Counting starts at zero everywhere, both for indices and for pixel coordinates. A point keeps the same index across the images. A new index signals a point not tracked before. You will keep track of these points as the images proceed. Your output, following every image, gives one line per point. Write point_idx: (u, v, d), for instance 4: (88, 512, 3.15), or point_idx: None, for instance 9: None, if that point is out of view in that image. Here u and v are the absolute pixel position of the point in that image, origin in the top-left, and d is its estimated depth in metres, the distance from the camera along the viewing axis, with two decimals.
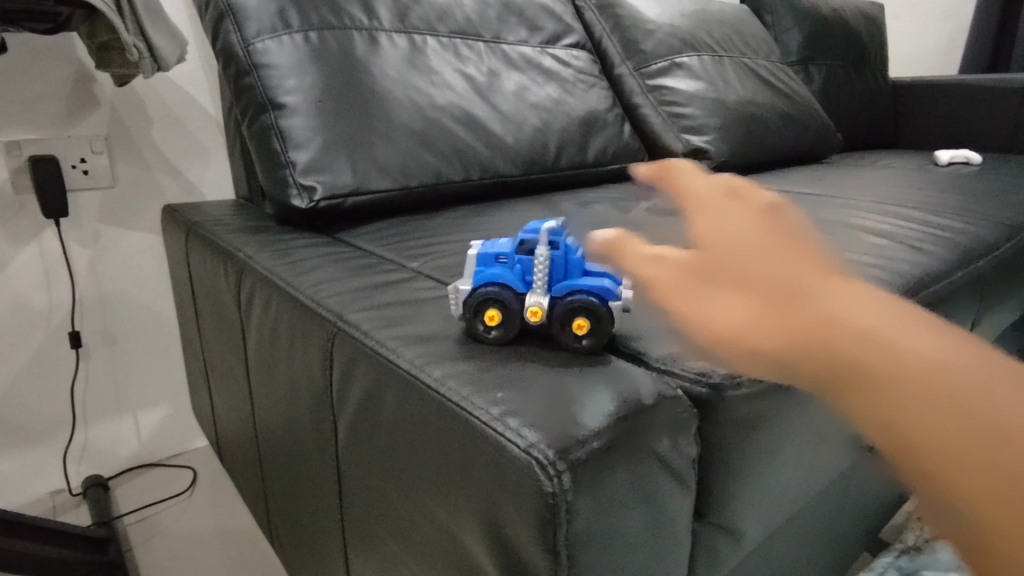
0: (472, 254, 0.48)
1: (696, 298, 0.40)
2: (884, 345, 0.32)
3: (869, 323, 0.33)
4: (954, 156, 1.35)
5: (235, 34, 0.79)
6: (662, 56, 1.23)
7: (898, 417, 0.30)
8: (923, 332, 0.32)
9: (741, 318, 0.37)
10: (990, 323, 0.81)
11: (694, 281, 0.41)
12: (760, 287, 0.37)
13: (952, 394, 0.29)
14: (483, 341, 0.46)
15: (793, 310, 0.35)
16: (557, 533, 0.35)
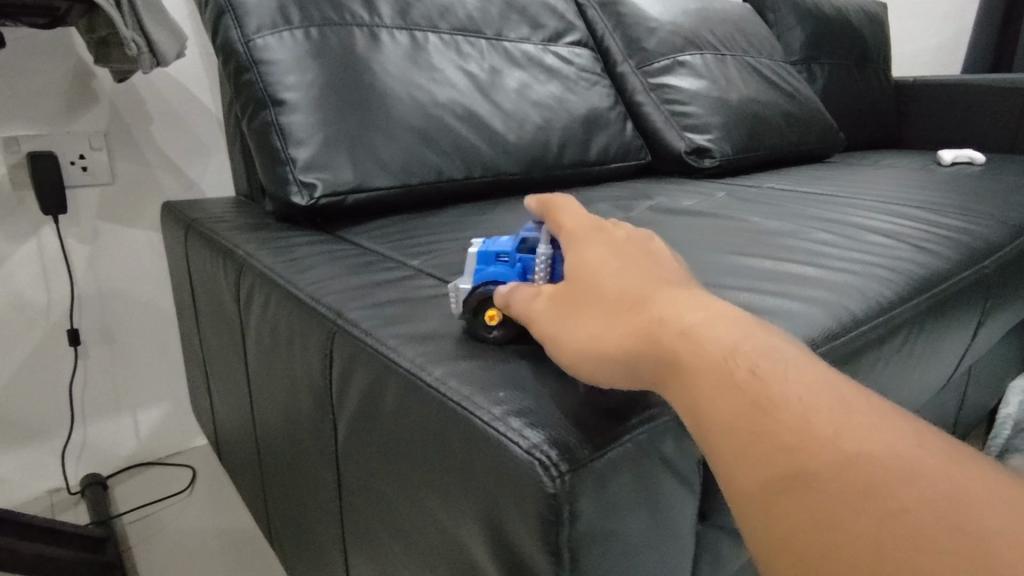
0: (472, 252, 0.48)
1: (554, 313, 0.39)
2: (714, 360, 0.31)
3: (702, 337, 0.32)
4: (958, 156, 1.34)
5: (235, 30, 0.78)
6: (664, 54, 1.22)
7: (719, 436, 0.29)
8: (764, 349, 0.31)
9: (587, 333, 0.36)
10: (995, 324, 0.80)
11: (549, 294, 0.39)
12: (608, 300, 0.36)
13: (769, 410, 0.28)
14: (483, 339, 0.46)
15: (628, 325, 0.34)
16: (560, 535, 0.35)
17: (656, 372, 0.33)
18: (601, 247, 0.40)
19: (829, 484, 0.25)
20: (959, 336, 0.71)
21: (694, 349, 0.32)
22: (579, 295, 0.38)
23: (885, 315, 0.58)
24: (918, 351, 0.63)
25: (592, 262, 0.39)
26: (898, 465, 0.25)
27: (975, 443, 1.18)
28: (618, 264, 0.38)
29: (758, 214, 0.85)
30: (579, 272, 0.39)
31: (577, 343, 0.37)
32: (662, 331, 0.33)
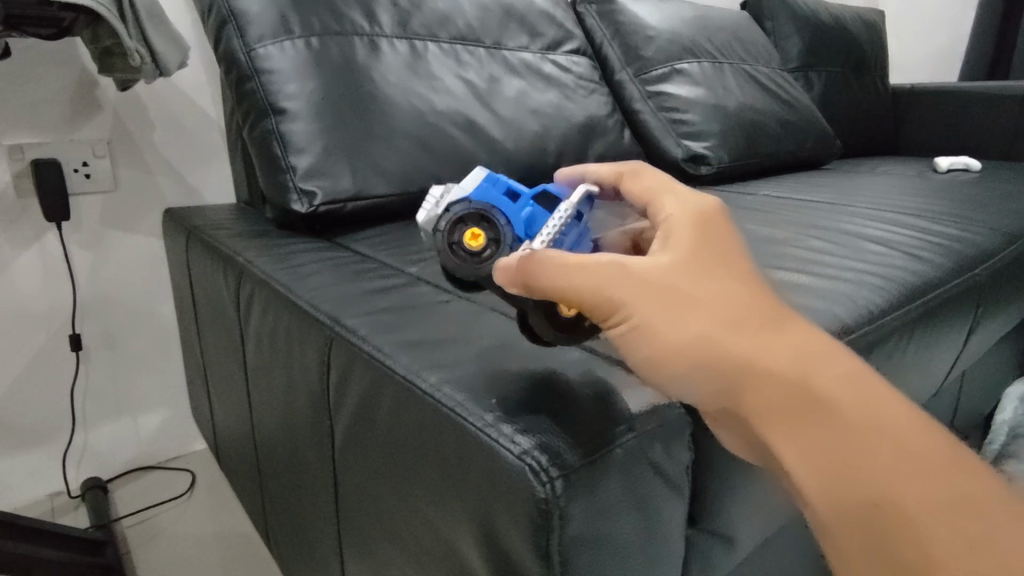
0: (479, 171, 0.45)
1: (655, 301, 0.37)
2: (839, 392, 0.34)
3: (822, 367, 0.35)
4: (954, 163, 1.35)
5: (237, 40, 0.79)
6: (662, 62, 1.24)
7: (817, 459, 0.33)
8: (874, 396, 0.34)
9: (701, 338, 0.36)
10: (988, 331, 0.81)
11: (651, 276, 0.37)
12: (738, 312, 0.37)
13: (866, 448, 0.32)
14: (451, 259, 0.44)
15: (765, 344, 0.36)
16: (550, 539, 0.36)
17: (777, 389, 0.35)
18: (719, 243, 0.39)
19: (907, 523, 0.31)
20: (951, 342, 0.72)
21: (825, 382, 0.35)
22: (699, 295, 0.37)
23: (875, 322, 0.59)
24: (909, 358, 0.64)
25: (715, 260, 0.38)
26: (981, 489, 0.31)
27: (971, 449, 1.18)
28: (736, 272, 0.38)
29: (753, 222, 0.86)
30: (699, 270, 0.37)
31: (685, 344, 0.37)
32: (797, 358, 0.35)
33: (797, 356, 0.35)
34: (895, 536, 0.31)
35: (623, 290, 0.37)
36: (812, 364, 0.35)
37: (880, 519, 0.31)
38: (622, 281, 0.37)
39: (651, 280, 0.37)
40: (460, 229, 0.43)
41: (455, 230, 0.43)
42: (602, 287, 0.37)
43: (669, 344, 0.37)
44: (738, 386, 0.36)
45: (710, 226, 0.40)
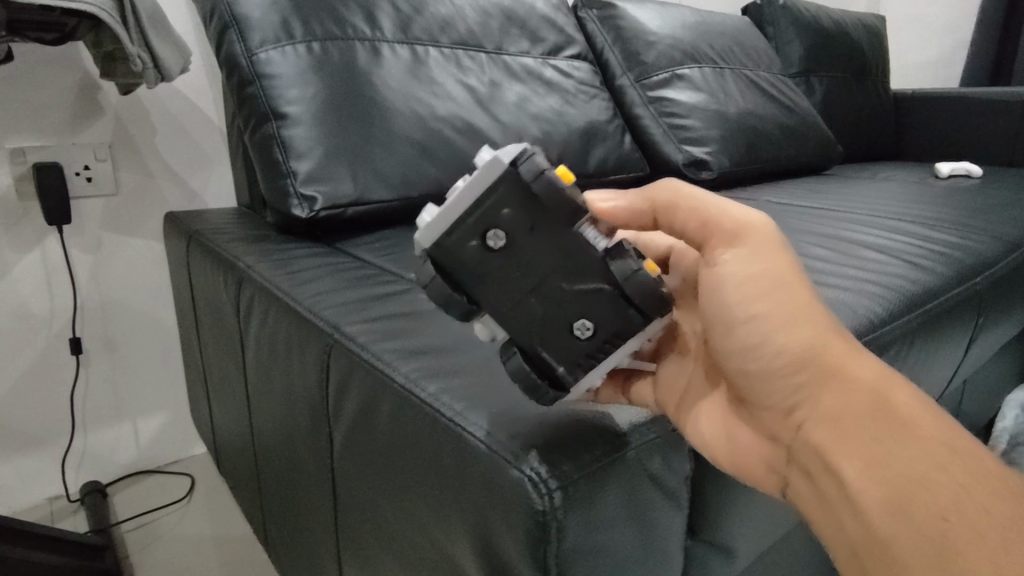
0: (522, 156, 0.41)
1: (775, 279, 0.38)
2: (919, 411, 0.36)
3: (902, 391, 0.37)
4: (955, 169, 1.35)
5: (239, 44, 0.79)
6: (663, 67, 1.24)
7: (865, 470, 0.35)
8: (939, 428, 0.36)
9: (803, 325, 0.38)
10: (989, 339, 0.81)
11: (779, 240, 0.39)
12: (830, 317, 0.39)
13: (918, 471, 0.34)
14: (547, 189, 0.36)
15: (854, 353, 0.38)
16: (548, 551, 0.35)
17: (860, 393, 0.37)
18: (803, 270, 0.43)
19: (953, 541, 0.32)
20: (951, 350, 0.72)
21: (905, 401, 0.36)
22: (807, 290, 0.39)
23: (875, 330, 0.59)
24: (909, 366, 0.64)
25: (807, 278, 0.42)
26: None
27: None
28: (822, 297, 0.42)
29: None
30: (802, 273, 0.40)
31: (789, 329, 0.38)
32: (881, 373, 0.38)
33: (878, 369, 0.38)
34: (942, 535, 0.33)
35: (753, 228, 0.39)
36: (892, 380, 0.38)
37: (928, 519, 0.33)
38: (755, 221, 0.39)
39: (773, 247, 0.39)
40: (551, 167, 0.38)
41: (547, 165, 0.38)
42: (733, 224, 0.39)
43: (775, 321, 0.38)
44: (821, 383, 0.37)
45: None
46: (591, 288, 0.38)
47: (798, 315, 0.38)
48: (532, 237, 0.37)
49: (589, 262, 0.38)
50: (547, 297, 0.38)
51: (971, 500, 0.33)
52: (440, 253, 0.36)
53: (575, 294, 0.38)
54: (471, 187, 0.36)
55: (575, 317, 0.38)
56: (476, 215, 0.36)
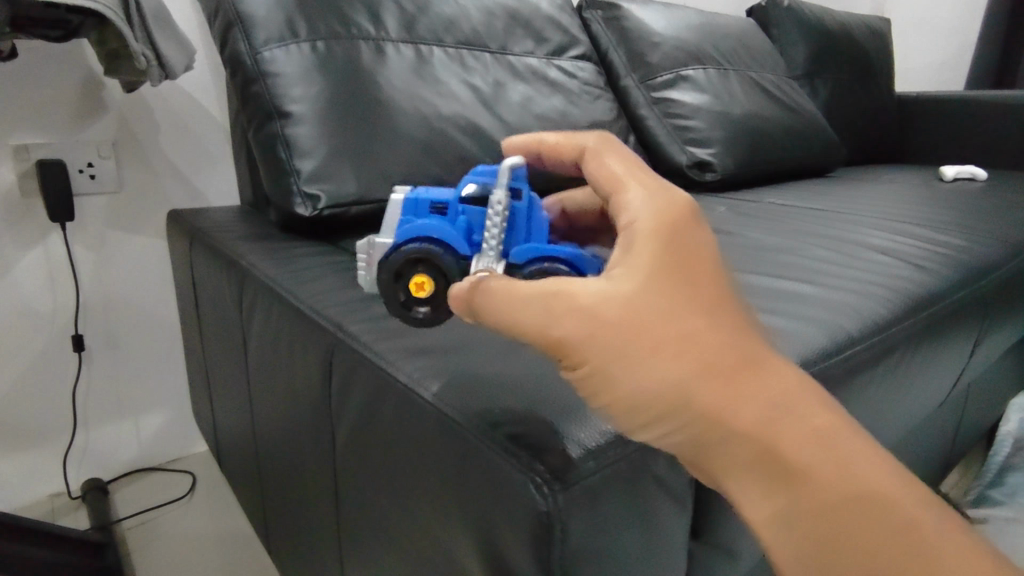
0: (403, 198, 0.44)
1: (624, 333, 0.34)
2: (811, 435, 0.33)
3: (786, 417, 0.33)
4: (960, 172, 1.35)
5: (243, 42, 0.79)
6: (667, 68, 1.24)
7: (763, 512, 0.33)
8: (823, 443, 0.32)
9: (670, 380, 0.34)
10: (994, 342, 0.80)
11: (608, 303, 0.35)
12: (698, 347, 0.34)
13: (811, 504, 0.32)
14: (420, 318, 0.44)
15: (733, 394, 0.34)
16: (551, 552, 0.35)
17: (742, 438, 0.33)
18: (690, 253, 0.36)
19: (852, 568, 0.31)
20: (956, 354, 0.71)
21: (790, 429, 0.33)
22: (662, 342, 0.34)
23: (880, 333, 0.59)
24: (914, 369, 0.63)
25: (688, 277, 0.36)
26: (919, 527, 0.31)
27: (976, 460, 1.17)
28: (713, 292, 0.36)
29: (759, 231, 0.85)
30: (665, 295, 0.35)
31: (647, 398, 0.35)
32: (760, 402, 0.33)
33: (763, 395, 0.34)
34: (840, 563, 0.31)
35: (573, 303, 0.35)
36: (780, 404, 0.33)
37: (825, 551, 0.32)
38: (579, 297, 0.35)
39: (611, 298, 0.35)
40: (405, 280, 0.42)
41: (403, 273, 0.42)
42: (572, 296, 0.35)
43: (626, 394, 0.35)
44: (702, 437, 0.34)
45: (688, 230, 0.37)
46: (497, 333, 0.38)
47: (656, 369, 0.34)
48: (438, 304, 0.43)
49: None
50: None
51: (863, 523, 0.31)
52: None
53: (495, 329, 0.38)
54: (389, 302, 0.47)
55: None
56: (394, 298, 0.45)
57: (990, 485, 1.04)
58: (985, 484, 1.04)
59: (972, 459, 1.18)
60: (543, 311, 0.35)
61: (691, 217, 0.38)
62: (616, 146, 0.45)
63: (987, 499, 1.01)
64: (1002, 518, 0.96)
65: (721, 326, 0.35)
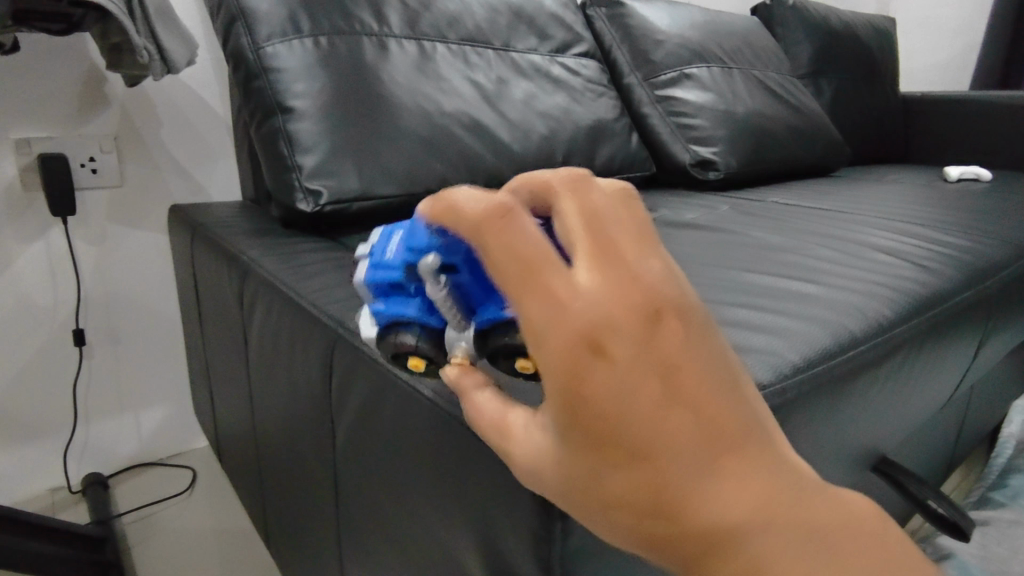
0: (365, 287, 0.40)
1: (564, 506, 0.31)
2: None
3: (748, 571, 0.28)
4: (964, 172, 1.34)
5: (246, 37, 0.79)
6: (671, 66, 1.23)
7: None
8: None
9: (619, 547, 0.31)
10: (998, 343, 0.80)
11: (539, 466, 0.30)
12: (630, 525, 0.29)
13: None
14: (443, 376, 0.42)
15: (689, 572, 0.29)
16: (551, 550, 0.35)
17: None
18: (592, 408, 0.27)
19: None
20: (959, 355, 0.71)
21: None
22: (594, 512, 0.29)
23: (883, 333, 0.58)
24: (918, 370, 0.63)
25: (597, 442, 0.27)
26: None
27: (978, 462, 1.17)
28: (631, 451, 0.27)
29: (762, 230, 0.85)
30: (582, 474, 0.29)
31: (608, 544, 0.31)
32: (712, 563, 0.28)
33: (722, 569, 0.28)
34: None
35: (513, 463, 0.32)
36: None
37: None
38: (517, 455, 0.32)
39: (541, 470, 0.30)
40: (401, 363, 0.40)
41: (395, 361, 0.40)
42: (516, 459, 0.32)
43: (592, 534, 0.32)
44: None
45: (586, 367, 0.27)
46: None
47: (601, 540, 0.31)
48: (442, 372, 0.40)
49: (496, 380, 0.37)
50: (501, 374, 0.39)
51: None
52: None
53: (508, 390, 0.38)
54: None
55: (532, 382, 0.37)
56: None
57: (992, 487, 1.04)
58: (987, 486, 1.04)
59: (974, 460, 1.18)
60: (504, 456, 0.33)
61: (585, 347, 0.27)
62: (503, 223, 0.29)
63: (989, 501, 1.01)
64: (1004, 520, 0.96)
65: (643, 493, 0.28)
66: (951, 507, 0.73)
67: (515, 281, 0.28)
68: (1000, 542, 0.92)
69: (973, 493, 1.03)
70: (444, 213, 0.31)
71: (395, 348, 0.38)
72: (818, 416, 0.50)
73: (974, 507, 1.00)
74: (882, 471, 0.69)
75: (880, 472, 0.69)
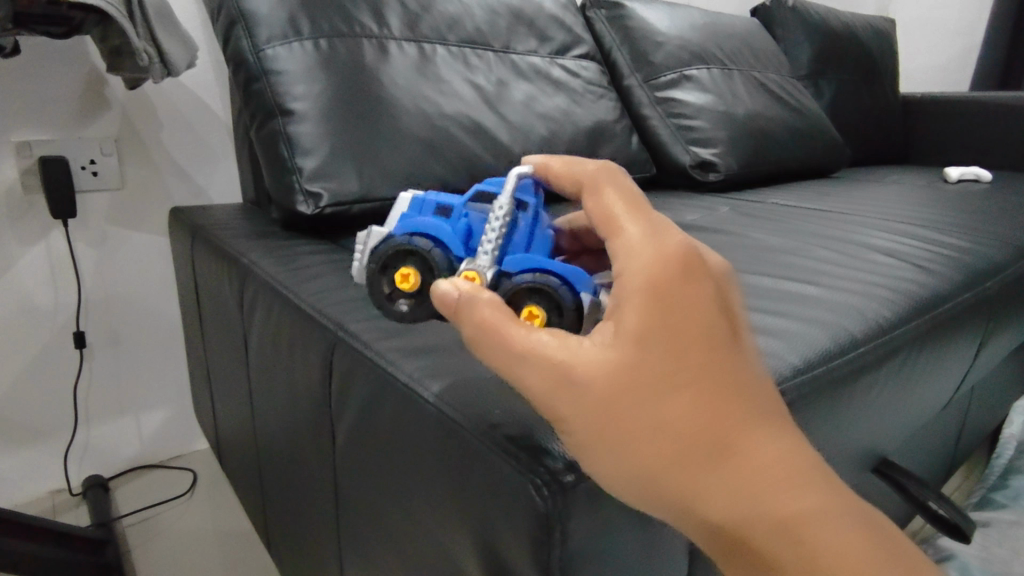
0: (413, 201, 0.45)
1: (600, 424, 0.31)
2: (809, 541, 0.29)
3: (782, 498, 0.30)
4: (965, 173, 1.34)
5: (246, 40, 0.79)
6: (671, 68, 1.23)
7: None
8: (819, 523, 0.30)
9: (643, 473, 0.31)
10: (998, 344, 0.80)
11: (585, 378, 0.31)
12: (682, 439, 0.30)
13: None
14: (404, 312, 0.42)
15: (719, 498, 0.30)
16: (551, 553, 0.35)
17: (719, 538, 0.31)
18: (680, 315, 0.31)
19: None
20: (960, 356, 0.71)
21: (779, 535, 0.29)
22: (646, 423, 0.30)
23: (883, 335, 0.58)
24: (918, 372, 0.63)
25: (681, 348, 0.30)
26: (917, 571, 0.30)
27: (979, 463, 1.17)
28: (706, 364, 0.30)
29: (762, 232, 0.85)
30: (649, 381, 0.30)
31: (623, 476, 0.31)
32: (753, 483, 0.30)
33: (755, 494, 0.30)
34: None
35: (545, 377, 0.31)
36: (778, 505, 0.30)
37: None
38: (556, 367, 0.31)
39: (591, 380, 0.31)
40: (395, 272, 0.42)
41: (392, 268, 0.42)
42: (551, 368, 0.31)
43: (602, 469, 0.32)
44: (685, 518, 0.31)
45: (681, 280, 0.31)
46: None
47: (627, 463, 0.31)
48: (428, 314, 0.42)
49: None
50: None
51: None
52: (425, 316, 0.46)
53: None
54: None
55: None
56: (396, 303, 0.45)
57: (993, 488, 1.03)
58: (988, 487, 1.04)
59: (975, 461, 1.17)
60: (524, 371, 0.32)
61: (680, 265, 0.31)
62: (614, 176, 0.37)
63: (990, 502, 1.01)
64: (1005, 522, 0.95)
65: (712, 399, 0.30)
66: (952, 508, 0.73)
67: (629, 209, 0.35)
68: (1002, 543, 0.92)
69: (974, 495, 1.03)
70: (570, 162, 0.40)
71: (408, 250, 0.41)
72: (819, 418, 0.50)
73: (975, 508, 1.00)
74: (883, 472, 0.69)
75: (880, 473, 0.69)
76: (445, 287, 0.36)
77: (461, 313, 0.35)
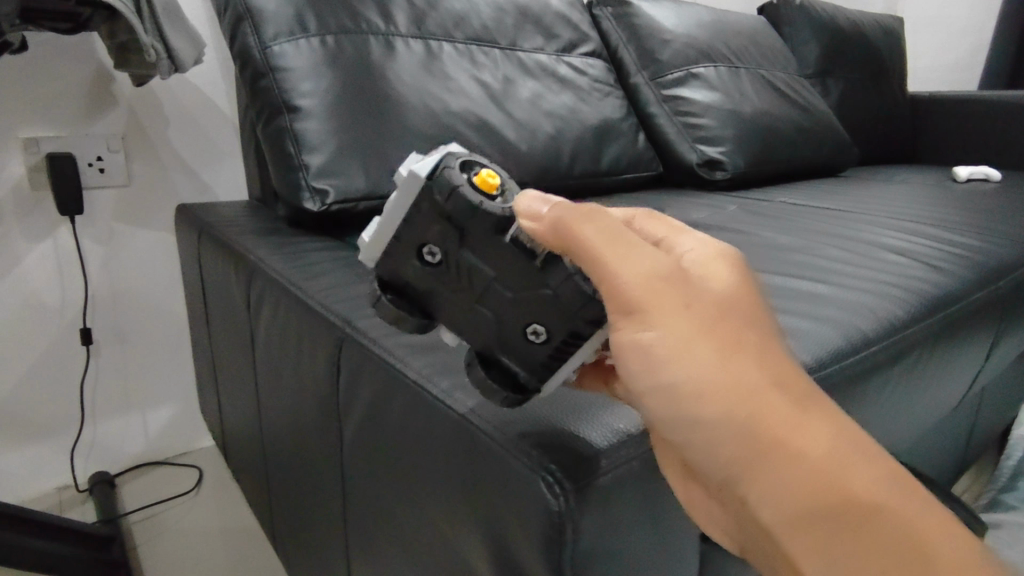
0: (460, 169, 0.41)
1: (699, 332, 0.32)
2: (886, 487, 0.29)
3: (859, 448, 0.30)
4: (974, 172, 1.33)
5: (253, 37, 0.79)
6: (678, 66, 1.22)
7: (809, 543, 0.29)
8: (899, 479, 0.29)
9: (728, 383, 0.31)
10: (1010, 344, 0.79)
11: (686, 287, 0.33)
12: (776, 365, 0.32)
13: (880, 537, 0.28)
14: (470, 197, 0.34)
15: (798, 417, 0.31)
16: (562, 553, 0.34)
17: (798, 465, 0.30)
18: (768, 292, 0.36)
19: None
20: (971, 357, 0.70)
21: (857, 476, 0.29)
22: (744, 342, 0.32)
23: (895, 334, 0.58)
24: (929, 371, 0.62)
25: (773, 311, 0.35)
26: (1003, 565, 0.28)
27: (989, 465, 1.16)
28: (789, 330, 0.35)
29: (771, 230, 0.85)
30: (749, 314, 0.33)
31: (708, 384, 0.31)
32: (833, 426, 0.31)
33: (838, 433, 0.31)
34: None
35: (644, 275, 0.33)
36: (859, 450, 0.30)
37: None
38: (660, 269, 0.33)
39: (693, 293, 0.33)
40: (472, 171, 0.36)
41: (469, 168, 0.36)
42: (653, 269, 0.33)
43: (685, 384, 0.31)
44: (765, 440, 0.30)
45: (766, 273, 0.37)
46: (533, 299, 0.35)
47: (722, 370, 0.31)
48: (464, 249, 0.35)
49: (531, 270, 0.35)
50: (495, 302, 0.36)
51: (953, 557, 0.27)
52: (389, 274, 0.38)
53: (520, 301, 0.35)
54: (391, 213, 0.36)
55: (528, 321, 0.35)
56: (414, 232, 0.36)
57: (1003, 489, 1.02)
58: (998, 488, 1.03)
59: (985, 463, 1.16)
60: (615, 267, 0.33)
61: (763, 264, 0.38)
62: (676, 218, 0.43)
63: (1000, 504, 1.00)
64: (1015, 524, 0.95)
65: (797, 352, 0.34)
66: (962, 509, 0.73)
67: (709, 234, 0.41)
68: (1012, 545, 0.91)
69: (983, 496, 1.03)
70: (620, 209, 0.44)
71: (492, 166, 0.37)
72: None
73: (985, 510, 0.99)
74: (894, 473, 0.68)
75: None
76: (542, 203, 0.35)
77: (560, 216, 0.34)
